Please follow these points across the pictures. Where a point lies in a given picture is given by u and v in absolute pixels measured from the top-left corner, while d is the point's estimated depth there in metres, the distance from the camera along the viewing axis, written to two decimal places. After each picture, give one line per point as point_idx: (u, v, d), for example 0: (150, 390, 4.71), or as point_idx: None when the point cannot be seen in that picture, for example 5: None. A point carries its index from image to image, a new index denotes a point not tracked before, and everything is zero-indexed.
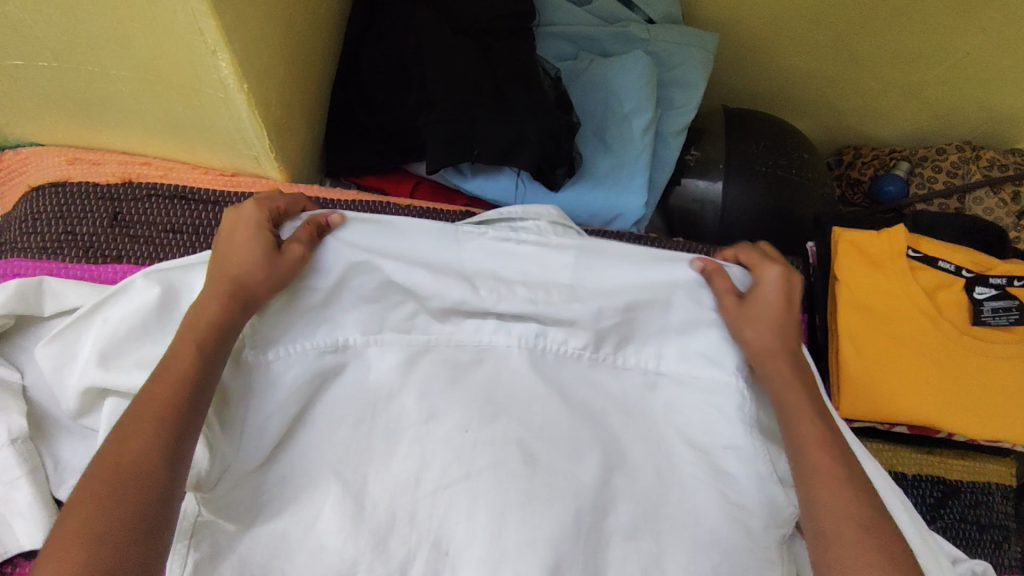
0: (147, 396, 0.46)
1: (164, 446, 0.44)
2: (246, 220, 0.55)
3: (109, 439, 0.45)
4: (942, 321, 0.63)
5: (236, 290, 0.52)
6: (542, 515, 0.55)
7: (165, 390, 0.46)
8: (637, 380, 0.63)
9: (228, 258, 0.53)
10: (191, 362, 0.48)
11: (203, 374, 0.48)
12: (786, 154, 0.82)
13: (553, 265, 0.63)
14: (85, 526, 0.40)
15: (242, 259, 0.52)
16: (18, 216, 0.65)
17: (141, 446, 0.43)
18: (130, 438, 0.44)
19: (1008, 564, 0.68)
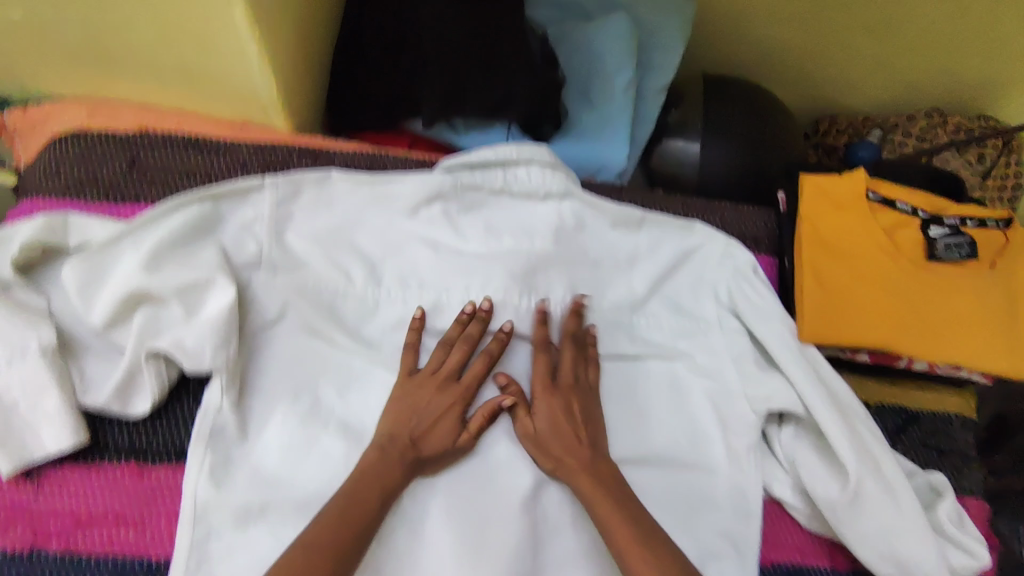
0: (343, 522, 0.55)
1: (358, 534, 0.55)
2: (437, 398, 0.63)
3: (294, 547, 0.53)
4: (899, 257, 0.68)
5: (414, 456, 0.61)
6: (520, 432, 0.64)
7: (355, 514, 0.56)
8: (611, 321, 0.71)
9: (420, 414, 0.62)
10: (370, 499, 0.57)
11: (376, 509, 0.57)
12: (762, 114, 0.86)
13: (532, 212, 0.72)
14: None
15: (427, 419, 0.62)
16: (40, 162, 0.69)
17: (327, 530, 0.55)
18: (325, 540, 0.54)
19: (965, 486, 0.73)
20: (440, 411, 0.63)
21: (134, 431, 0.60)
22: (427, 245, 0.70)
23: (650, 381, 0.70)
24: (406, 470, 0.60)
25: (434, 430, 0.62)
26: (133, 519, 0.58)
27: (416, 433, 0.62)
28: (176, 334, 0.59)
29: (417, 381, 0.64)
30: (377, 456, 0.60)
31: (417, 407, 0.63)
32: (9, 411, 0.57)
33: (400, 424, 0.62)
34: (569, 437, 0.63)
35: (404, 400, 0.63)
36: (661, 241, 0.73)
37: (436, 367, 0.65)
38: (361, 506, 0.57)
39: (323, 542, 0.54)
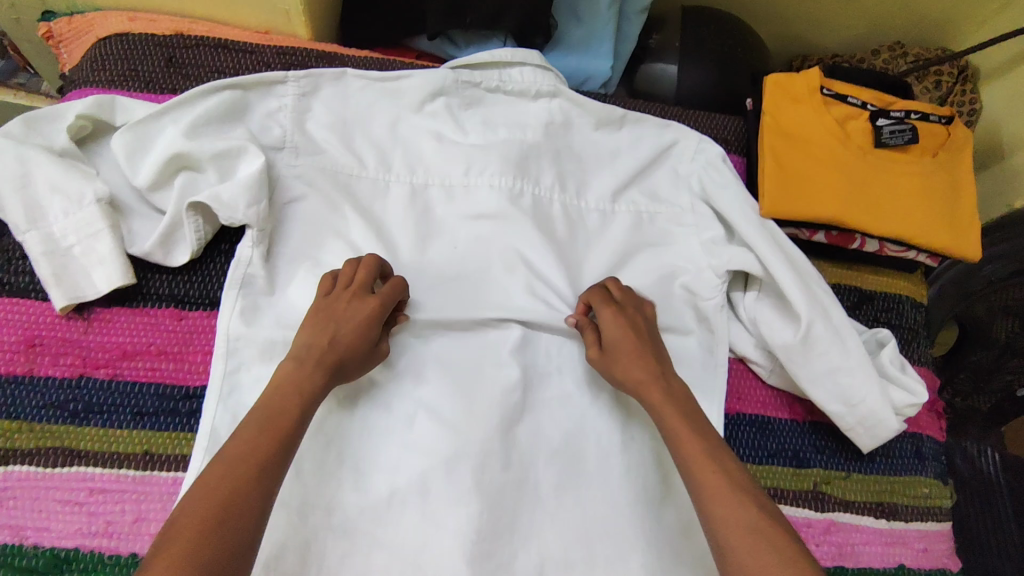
0: (262, 432, 0.54)
1: (279, 438, 0.54)
2: (358, 303, 0.63)
3: (217, 459, 0.52)
4: (849, 143, 0.76)
5: (334, 360, 0.61)
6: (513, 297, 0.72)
7: (276, 426, 0.55)
8: (595, 207, 0.79)
9: (336, 322, 0.62)
10: (287, 407, 0.56)
11: (298, 414, 0.57)
12: (733, 37, 0.94)
13: (525, 109, 0.80)
14: (201, 517, 0.48)
15: (347, 326, 0.62)
16: (88, 59, 0.78)
17: (251, 443, 0.53)
18: (247, 451, 0.52)
19: (915, 356, 0.81)
20: (359, 320, 0.63)
21: (174, 281, 0.69)
22: (430, 134, 0.78)
23: (630, 258, 0.78)
24: (324, 377, 0.60)
25: (354, 342, 0.62)
26: (169, 351, 0.67)
27: (333, 341, 0.61)
28: (214, 190, 0.67)
29: (344, 292, 0.64)
30: (294, 366, 0.59)
31: (339, 315, 0.63)
32: (67, 254, 0.65)
33: (322, 337, 0.61)
34: (633, 347, 0.66)
35: (329, 310, 0.63)
36: (639, 137, 0.82)
37: (350, 282, 0.65)
38: (279, 416, 0.56)
39: (244, 448, 0.53)
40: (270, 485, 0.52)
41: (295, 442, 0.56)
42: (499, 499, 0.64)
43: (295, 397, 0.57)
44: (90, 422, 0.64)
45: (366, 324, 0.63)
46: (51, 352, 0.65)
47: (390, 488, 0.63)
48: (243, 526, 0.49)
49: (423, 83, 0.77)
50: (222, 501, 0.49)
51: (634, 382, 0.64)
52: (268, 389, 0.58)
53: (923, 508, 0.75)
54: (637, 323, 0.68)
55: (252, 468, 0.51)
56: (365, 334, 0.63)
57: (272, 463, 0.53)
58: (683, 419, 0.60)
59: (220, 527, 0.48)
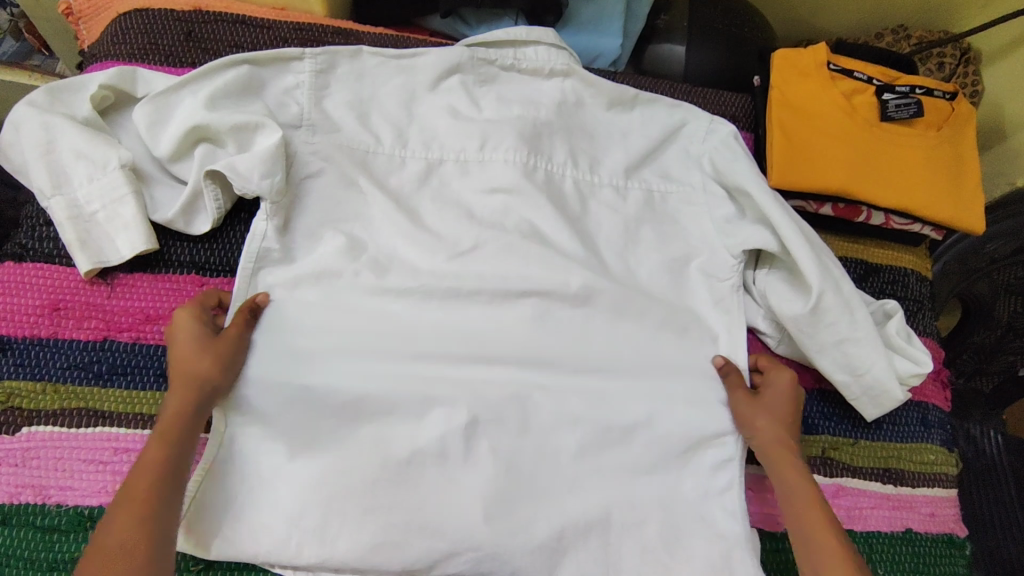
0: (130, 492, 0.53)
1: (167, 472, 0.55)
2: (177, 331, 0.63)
3: (97, 535, 0.51)
4: (855, 116, 0.78)
5: (190, 377, 0.60)
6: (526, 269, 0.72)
7: (145, 482, 0.54)
8: (607, 182, 0.80)
9: (174, 354, 0.62)
10: (152, 460, 0.55)
11: (163, 462, 0.56)
12: (738, 16, 0.96)
13: (538, 87, 0.82)
14: None
15: (185, 349, 0.62)
16: (109, 34, 0.79)
17: (132, 508, 0.52)
18: (118, 517, 0.52)
19: (920, 327, 0.82)
20: (185, 339, 0.62)
21: (195, 249, 0.70)
22: (445, 111, 0.79)
23: (641, 233, 0.79)
24: (190, 402, 0.59)
25: (199, 355, 0.62)
26: None
27: (179, 366, 0.61)
28: (231, 160, 0.68)
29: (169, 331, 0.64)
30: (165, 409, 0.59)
31: (169, 351, 0.62)
32: (91, 219, 0.66)
33: (173, 377, 0.61)
34: (784, 413, 0.69)
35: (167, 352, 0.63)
36: (650, 116, 0.83)
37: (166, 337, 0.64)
38: (148, 471, 0.55)
39: (126, 509, 0.52)
40: (157, 546, 0.51)
41: (177, 491, 0.55)
42: (516, 461, 0.66)
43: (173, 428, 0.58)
44: (114, 383, 0.64)
45: (191, 332, 0.62)
46: (76, 314, 0.66)
47: (411, 449, 0.64)
48: None
49: (438, 61, 0.79)
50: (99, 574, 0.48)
51: (763, 446, 0.67)
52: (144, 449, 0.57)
53: (930, 475, 0.76)
54: (799, 403, 0.70)
55: (139, 513, 0.52)
56: (196, 338, 0.62)
57: (153, 519, 0.52)
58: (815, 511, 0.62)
59: None
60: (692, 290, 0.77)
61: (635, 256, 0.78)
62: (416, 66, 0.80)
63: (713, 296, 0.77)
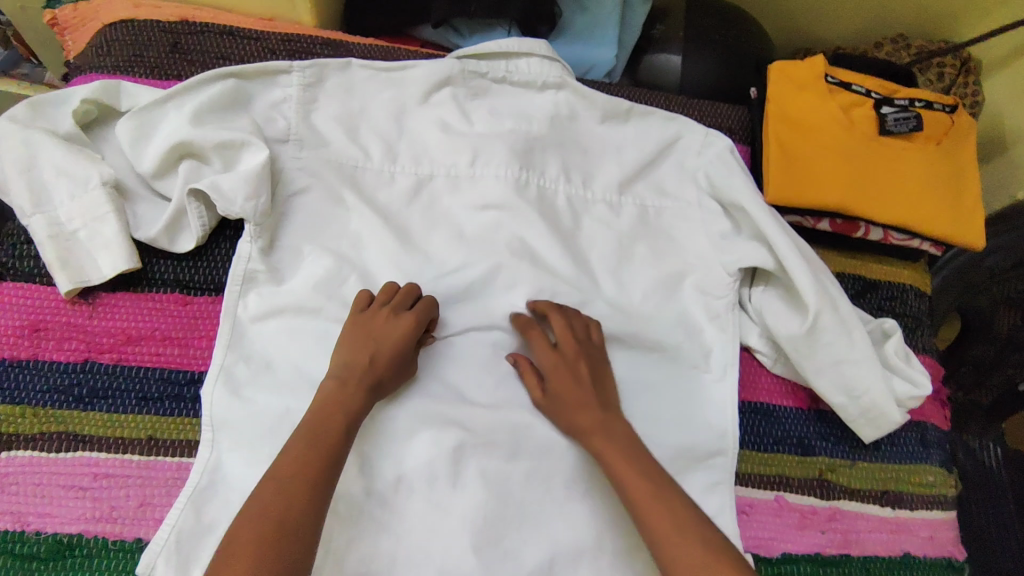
0: (303, 452, 0.55)
1: (324, 458, 0.55)
2: (394, 316, 0.64)
3: (264, 483, 0.53)
4: (853, 130, 0.76)
5: (378, 375, 0.61)
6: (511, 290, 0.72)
7: (321, 445, 0.56)
8: (600, 197, 0.79)
9: (378, 336, 0.63)
10: (332, 429, 0.57)
11: (342, 432, 0.57)
12: (735, 26, 0.94)
13: (530, 99, 0.80)
14: (254, 547, 0.49)
15: (391, 334, 0.63)
16: (94, 45, 0.78)
17: (301, 467, 0.54)
18: (296, 472, 0.54)
19: (919, 344, 0.81)
20: (403, 333, 0.63)
21: (179, 267, 0.69)
22: (436, 124, 0.78)
23: (636, 249, 0.77)
24: (365, 389, 0.60)
25: (402, 349, 0.63)
26: (174, 337, 0.66)
27: (375, 355, 0.62)
28: (215, 179, 0.67)
29: (380, 308, 0.65)
30: (336, 384, 0.60)
31: (375, 330, 0.63)
32: (72, 238, 0.65)
33: (365, 353, 0.62)
34: (578, 372, 0.65)
35: (367, 323, 0.64)
36: (645, 130, 0.81)
37: (381, 302, 0.65)
38: (322, 433, 0.57)
39: (291, 465, 0.54)
40: (318, 514, 0.53)
41: (341, 458, 0.57)
42: (505, 487, 0.63)
43: (340, 414, 0.58)
44: (95, 406, 0.63)
45: (408, 322, 0.64)
46: (57, 335, 0.65)
47: (397, 474, 0.63)
48: (292, 551, 0.50)
49: (429, 73, 0.78)
50: (276, 531, 0.50)
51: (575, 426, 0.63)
52: (311, 409, 0.59)
53: (929, 497, 0.75)
54: (580, 365, 0.65)
55: (309, 474, 0.54)
56: (411, 343, 0.64)
57: (327, 485, 0.54)
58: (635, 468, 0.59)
59: (276, 553, 0.49)
60: (688, 308, 0.75)
61: (629, 273, 0.76)
62: (406, 78, 0.78)
63: (707, 314, 0.75)
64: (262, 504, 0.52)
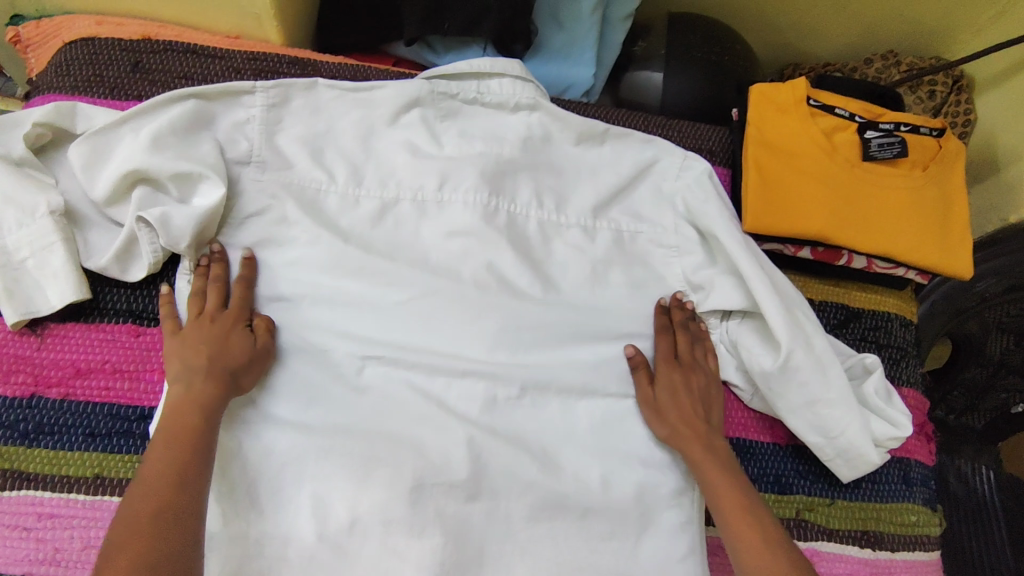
0: (163, 449, 0.55)
1: (184, 454, 0.55)
2: (204, 319, 0.63)
3: (134, 488, 0.53)
4: (835, 155, 0.74)
5: (216, 373, 0.60)
6: (478, 323, 0.69)
7: (185, 443, 0.56)
8: (574, 224, 0.76)
9: (205, 342, 0.62)
10: (192, 426, 0.57)
11: (202, 429, 0.57)
12: (719, 44, 0.92)
13: (502, 121, 0.78)
14: (130, 548, 0.49)
15: (216, 335, 0.63)
16: (53, 64, 0.76)
17: (167, 464, 0.54)
18: (167, 469, 0.53)
19: (903, 377, 0.78)
20: (221, 333, 0.63)
21: (132, 296, 0.66)
22: (404, 147, 0.75)
23: (610, 276, 0.75)
24: (218, 387, 0.60)
25: (224, 346, 0.62)
26: (125, 370, 0.64)
27: (213, 354, 0.61)
28: (166, 210, 0.65)
29: (201, 315, 0.64)
30: (183, 390, 0.59)
31: (186, 338, 0.62)
32: (18, 268, 0.63)
33: (194, 361, 0.61)
34: (685, 395, 0.68)
35: (187, 337, 0.63)
36: (621, 153, 0.79)
37: (199, 310, 0.64)
38: (186, 430, 0.56)
39: (158, 463, 0.54)
40: (192, 510, 0.53)
41: (208, 458, 0.56)
42: (463, 530, 0.61)
43: (194, 413, 0.58)
44: (40, 444, 0.61)
45: (225, 320, 0.64)
46: (3, 368, 0.62)
47: (353, 515, 0.60)
48: (170, 549, 0.50)
49: (397, 94, 0.75)
50: (149, 530, 0.50)
51: (678, 438, 0.67)
52: (166, 413, 0.58)
53: (911, 537, 0.72)
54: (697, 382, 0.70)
55: (172, 473, 0.53)
56: (231, 332, 0.63)
57: (195, 480, 0.54)
58: (728, 479, 0.64)
59: (146, 554, 0.49)
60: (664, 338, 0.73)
61: (603, 303, 0.74)
62: (375, 99, 0.76)
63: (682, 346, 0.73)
64: (136, 509, 0.51)
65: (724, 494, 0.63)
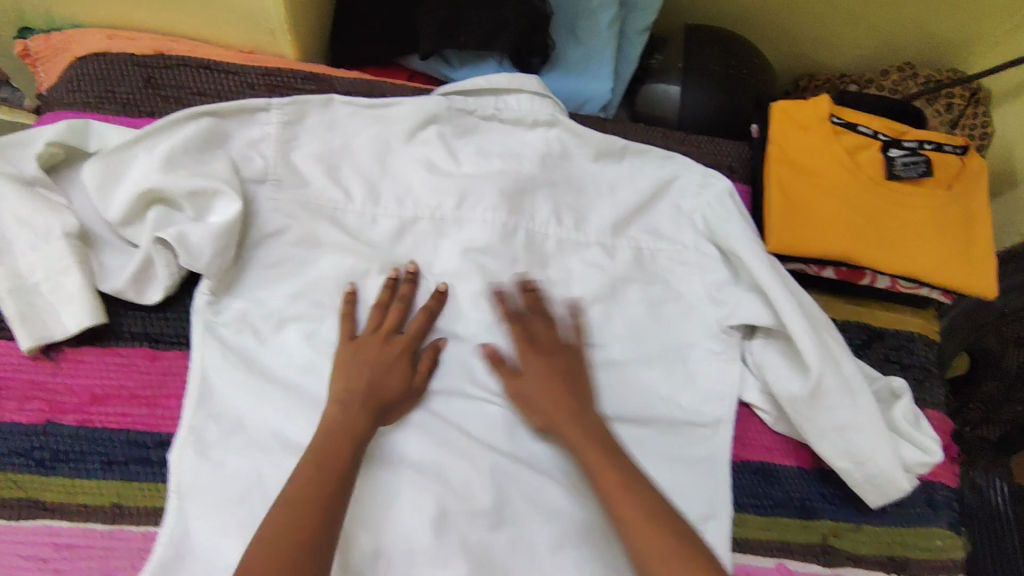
0: (325, 474, 0.55)
1: (329, 482, 0.55)
2: (391, 340, 0.64)
3: (272, 517, 0.53)
4: (858, 174, 0.73)
5: (366, 397, 0.61)
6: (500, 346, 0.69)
7: (339, 469, 0.56)
8: (595, 243, 0.75)
9: (379, 364, 0.63)
10: (340, 453, 0.57)
11: (349, 457, 0.57)
12: (736, 57, 0.91)
13: (520, 137, 0.76)
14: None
15: (392, 359, 0.63)
16: (64, 79, 0.74)
17: (306, 493, 0.54)
18: (298, 496, 0.54)
19: (927, 398, 0.77)
20: (397, 361, 0.63)
21: (147, 319, 0.65)
22: (421, 164, 0.74)
23: (631, 295, 0.73)
24: (371, 413, 0.60)
25: (402, 377, 0.63)
26: (141, 395, 0.63)
27: (379, 379, 0.62)
28: (182, 228, 0.63)
29: (374, 333, 0.64)
30: (340, 411, 0.59)
31: (370, 358, 0.63)
32: (32, 292, 0.62)
33: (350, 382, 0.61)
34: (559, 367, 0.65)
35: (358, 352, 0.63)
36: (640, 170, 0.78)
37: (377, 326, 0.65)
38: (335, 455, 0.56)
39: (300, 490, 0.54)
40: (325, 543, 0.53)
41: (348, 487, 0.56)
42: (487, 559, 0.61)
43: (342, 439, 0.58)
44: (57, 472, 0.60)
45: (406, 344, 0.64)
46: (17, 396, 0.61)
47: (376, 546, 0.59)
48: None
49: (414, 111, 0.74)
50: (286, 563, 0.50)
51: (526, 403, 0.64)
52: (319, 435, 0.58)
53: (937, 562, 0.71)
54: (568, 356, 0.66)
55: (314, 502, 0.53)
56: (403, 360, 0.64)
57: (333, 509, 0.54)
58: (599, 452, 0.60)
59: None
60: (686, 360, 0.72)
61: (624, 324, 0.72)
62: (392, 115, 0.75)
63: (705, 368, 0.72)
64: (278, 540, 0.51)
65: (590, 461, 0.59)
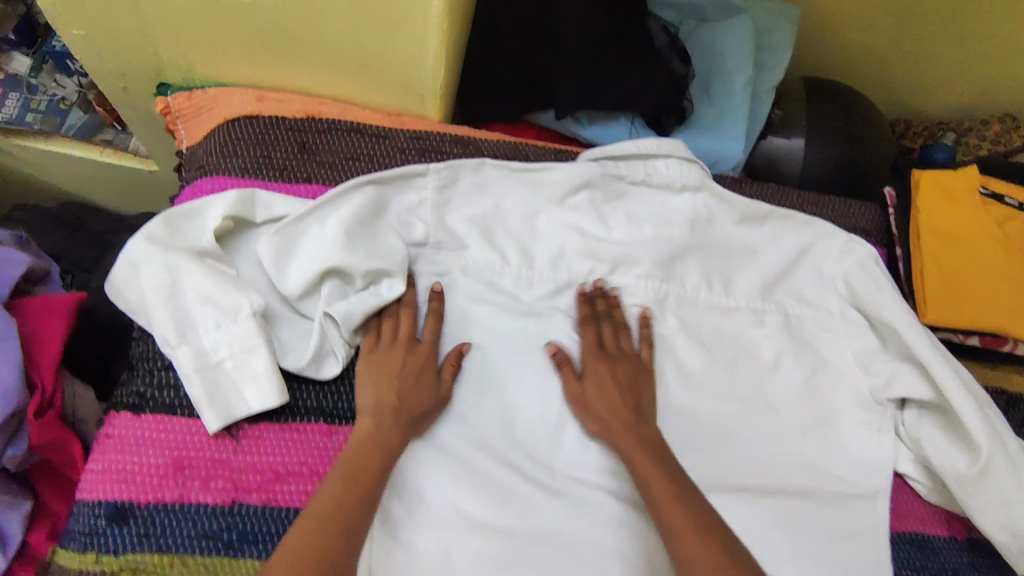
0: (353, 484, 0.55)
1: (360, 497, 0.54)
2: (400, 348, 0.64)
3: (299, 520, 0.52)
4: (1009, 245, 0.75)
5: (399, 412, 0.61)
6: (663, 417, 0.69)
7: (365, 480, 0.56)
8: (742, 308, 0.76)
9: (397, 371, 0.63)
10: (368, 465, 0.57)
11: (379, 471, 0.57)
12: (858, 113, 0.92)
13: (668, 203, 0.76)
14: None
15: (407, 364, 0.63)
16: (216, 143, 0.74)
17: (339, 499, 0.54)
18: (338, 499, 0.54)
19: None
20: (413, 367, 0.63)
21: (323, 393, 0.65)
22: (572, 230, 0.74)
23: (780, 362, 0.74)
24: (401, 430, 0.60)
25: (420, 386, 0.63)
26: (322, 472, 0.63)
27: (403, 396, 0.62)
28: (350, 308, 0.64)
29: (385, 343, 0.65)
30: (372, 425, 0.60)
31: (391, 367, 0.63)
32: (217, 370, 0.62)
33: (380, 395, 0.62)
34: (613, 394, 0.65)
35: (374, 363, 0.64)
36: (784, 234, 0.77)
37: (396, 336, 0.65)
38: (363, 466, 0.57)
39: (329, 496, 0.54)
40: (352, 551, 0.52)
41: (375, 501, 0.56)
42: None
43: (372, 452, 0.58)
44: (245, 553, 0.59)
45: (401, 351, 0.64)
46: (201, 475, 0.61)
47: None
48: None
49: (568, 177, 0.73)
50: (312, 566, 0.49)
51: (601, 421, 0.65)
52: (348, 448, 0.58)
53: None
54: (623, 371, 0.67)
55: (343, 513, 0.53)
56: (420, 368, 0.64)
57: (361, 517, 0.54)
58: (653, 463, 0.60)
59: None
60: (837, 428, 0.73)
61: (775, 392, 0.73)
62: (545, 180, 0.74)
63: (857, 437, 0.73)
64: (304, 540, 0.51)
65: (649, 474, 0.60)
